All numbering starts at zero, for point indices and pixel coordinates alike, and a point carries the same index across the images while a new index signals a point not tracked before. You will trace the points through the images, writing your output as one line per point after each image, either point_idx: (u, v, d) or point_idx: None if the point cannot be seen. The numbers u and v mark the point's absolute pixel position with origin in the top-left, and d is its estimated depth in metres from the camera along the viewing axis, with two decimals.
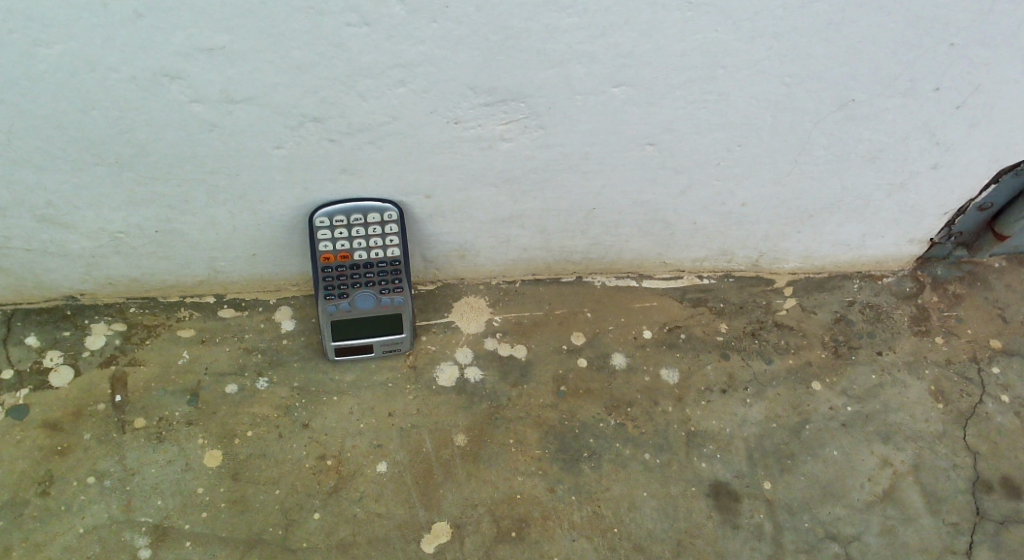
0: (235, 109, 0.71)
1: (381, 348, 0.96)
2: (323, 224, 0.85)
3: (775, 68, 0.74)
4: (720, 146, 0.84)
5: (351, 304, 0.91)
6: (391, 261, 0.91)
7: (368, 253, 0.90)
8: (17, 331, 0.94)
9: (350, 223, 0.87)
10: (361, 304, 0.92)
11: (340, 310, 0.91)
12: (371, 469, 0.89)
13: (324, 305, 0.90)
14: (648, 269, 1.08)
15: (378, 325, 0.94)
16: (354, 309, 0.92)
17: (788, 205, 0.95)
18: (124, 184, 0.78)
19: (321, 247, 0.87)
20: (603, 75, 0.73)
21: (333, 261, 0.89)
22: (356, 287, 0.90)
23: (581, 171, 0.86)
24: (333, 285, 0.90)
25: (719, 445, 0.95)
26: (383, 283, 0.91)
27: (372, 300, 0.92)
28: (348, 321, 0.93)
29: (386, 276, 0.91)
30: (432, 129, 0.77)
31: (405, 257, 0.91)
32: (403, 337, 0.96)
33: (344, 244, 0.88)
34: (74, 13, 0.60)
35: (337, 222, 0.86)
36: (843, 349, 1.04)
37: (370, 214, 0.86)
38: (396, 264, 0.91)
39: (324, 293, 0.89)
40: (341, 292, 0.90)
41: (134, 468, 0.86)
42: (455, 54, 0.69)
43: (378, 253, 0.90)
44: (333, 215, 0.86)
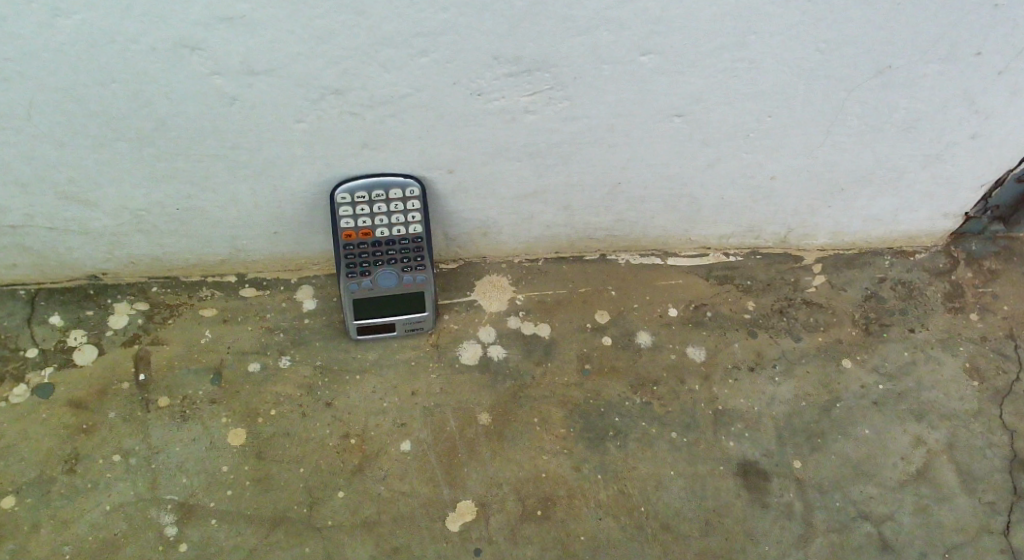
0: (255, 81, 0.70)
1: (404, 327, 0.95)
2: (344, 200, 0.85)
3: (809, 34, 0.71)
4: (750, 117, 0.82)
5: (373, 283, 0.90)
6: (413, 238, 0.90)
7: (390, 230, 0.88)
8: (42, 311, 0.94)
9: (371, 199, 0.86)
10: (383, 283, 0.90)
11: (362, 288, 0.90)
12: (394, 448, 0.88)
13: (345, 284, 0.89)
14: (674, 247, 1.06)
15: (400, 304, 0.93)
16: (376, 288, 0.91)
17: (818, 178, 0.93)
18: (144, 159, 0.77)
19: (343, 224, 0.86)
20: (629, 43, 0.71)
21: (354, 238, 0.87)
22: (378, 264, 0.89)
23: (607, 145, 0.84)
24: (355, 263, 0.88)
25: (748, 423, 0.93)
26: (405, 260, 0.90)
27: (394, 278, 0.91)
28: (370, 300, 0.92)
29: (408, 254, 0.90)
30: (456, 101, 0.75)
31: (428, 234, 0.90)
32: (426, 316, 0.95)
33: (365, 220, 0.86)
34: None
35: (359, 198, 0.85)
36: (874, 326, 1.01)
37: (392, 190, 0.85)
38: (419, 242, 0.90)
39: (346, 271, 0.88)
40: (363, 270, 0.89)
41: (158, 446, 0.86)
42: (479, 21, 0.67)
43: (400, 230, 0.89)
44: (354, 191, 0.85)
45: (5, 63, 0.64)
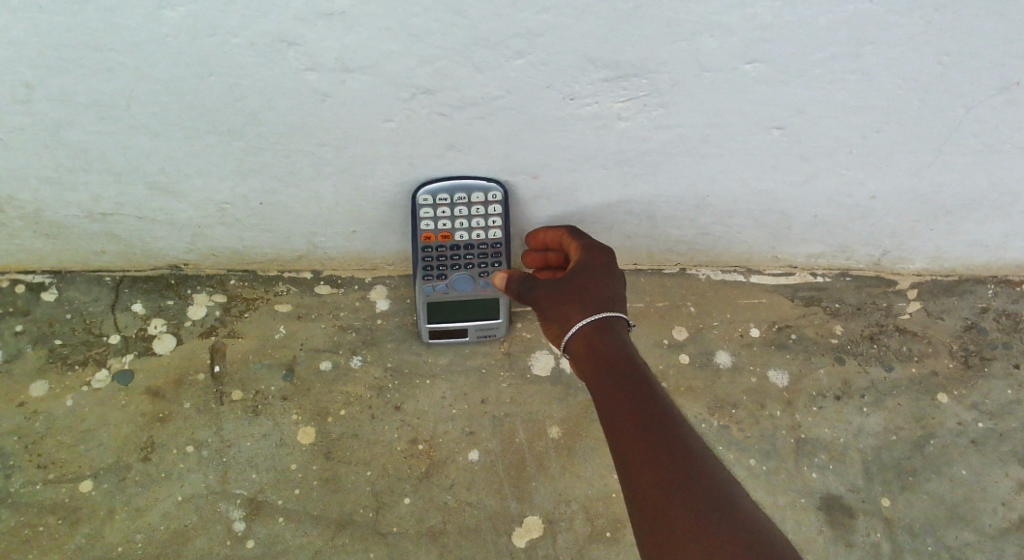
0: (348, 78, 0.68)
1: (476, 332, 0.93)
2: (426, 200, 0.84)
3: (932, 45, 0.66)
4: (855, 132, 0.77)
5: (449, 286, 0.90)
6: (492, 244, 0.89)
7: (469, 234, 0.88)
8: (125, 297, 0.95)
9: (453, 202, 0.85)
10: (458, 287, 0.90)
11: (437, 291, 0.90)
12: (462, 457, 0.87)
13: (422, 286, 0.89)
14: (758, 264, 1.01)
15: (475, 310, 0.92)
16: (451, 291, 0.90)
17: (923, 199, 0.87)
18: (234, 153, 0.77)
19: (423, 226, 0.86)
20: (735, 49, 0.66)
21: (433, 241, 0.87)
22: (455, 268, 0.89)
23: (698, 155, 0.80)
24: (432, 265, 0.88)
25: (832, 455, 0.89)
26: (483, 266, 0.90)
27: (470, 283, 0.90)
28: (444, 304, 0.91)
29: (486, 259, 0.90)
30: (547, 105, 0.72)
31: (508, 240, 0.88)
32: (499, 322, 0.92)
33: (445, 223, 0.86)
34: None
35: (441, 200, 0.84)
36: (974, 360, 0.96)
37: (474, 193, 0.84)
38: (498, 248, 0.89)
39: (422, 274, 0.89)
40: (440, 272, 0.89)
41: (230, 440, 0.87)
42: (580, 24, 0.62)
43: (479, 235, 0.88)
44: (436, 193, 0.84)
45: (109, 53, 0.64)
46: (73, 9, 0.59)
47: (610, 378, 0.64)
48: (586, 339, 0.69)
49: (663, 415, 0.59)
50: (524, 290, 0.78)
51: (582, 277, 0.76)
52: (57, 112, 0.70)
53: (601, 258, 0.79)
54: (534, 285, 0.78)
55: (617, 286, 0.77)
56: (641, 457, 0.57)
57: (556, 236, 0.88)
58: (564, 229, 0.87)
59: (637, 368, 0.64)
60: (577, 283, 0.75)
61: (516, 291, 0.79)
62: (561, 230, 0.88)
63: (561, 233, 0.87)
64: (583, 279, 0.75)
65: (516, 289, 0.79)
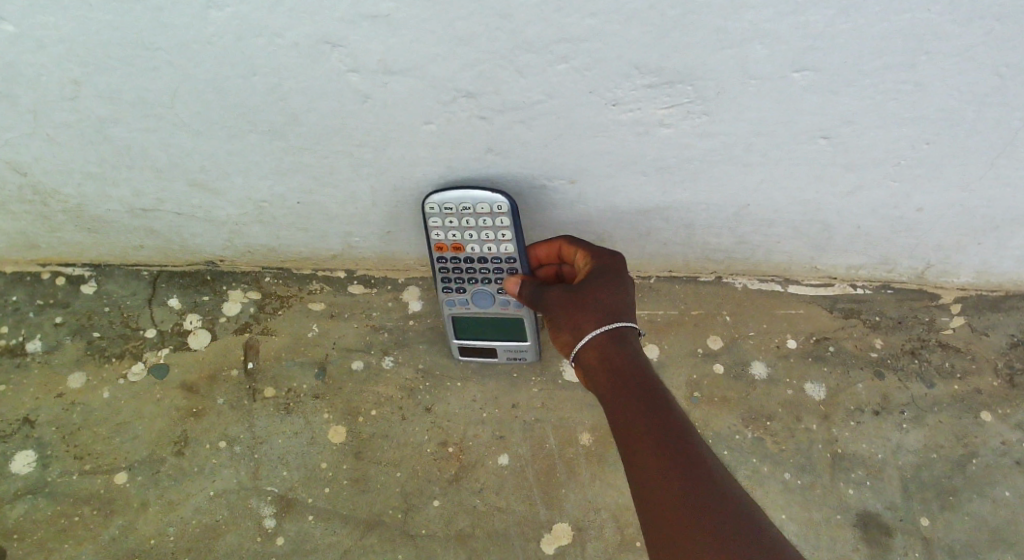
0: (390, 80, 0.67)
1: (505, 353, 0.91)
2: (433, 209, 0.80)
3: (991, 55, 0.64)
4: (905, 143, 0.75)
5: (468, 300, 0.88)
6: (507, 257, 0.84)
7: (481, 246, 0.84)
8: (162, 292, 0.98)
9: (461, 212, 0.80)
10: (477, 302, 0.88)
11: (458, 305, 0.89)
12: (492, 461, 0.86)
13: (442, 298, 0.89)
14: (797, 274, 0.99)
15: (500, 327, 0.90)
16: (471, 305, 0.88)
17: (971, 213, 0.85)
18: (273, 153, 0.77)
19: (433, 238, 0.83)
20: (785, 58, 0.64)
21: (446, 252, 0.85)
22: (472, 282, 0.87)
23: (742, 163, 0.78)
24: (449, 278, 0.87)
25: (870, 471, 0.86)
26: (498, 280, 0.86)
27: (489, 299, 0.87)
28: (466, 318, 0.90)
29: (501, 272, 0.85)
30: (589, 110, 0.71)
31: (522, 254, 0.83)
32: (527, 344, 0.90)
33: (455, 234, 0.83)
34: None
35: (448, 210, 0.80)
36: (1019, 378, 0.93)
37: (481, 205, 0.80)
38: (514, 261, 0.84)
39: (441, 286, 0.88)
40: (458, 286, 0.88)
41: (262, 437, 0.88)
42: (627, 30, 0.62)
43: (492, 248, 0.84)
44: (443, 202, 0.80)
45: (157, 53, 0.64)
46: (124, 8, 0.60)
47: (626, 392, 0.64)
48: (600, 348, 0.68)
49: (680, 431, 0.61)
50: (535, 296, 0.78)
51: (592, 283, 0.73)
52: (104, 109, 0.71)
53: (611, 261, 0.76)
54: (543, 292, 0.77)
55: (628, 291, 0.73)
56: (660, 476, 0.58)
57: (555, 245, 0.83)
58: (562, 240, 0.82)
59: (648, 379, 0.65)
60: (586, 288, 0.72)
61: (527, 297, 0.79)
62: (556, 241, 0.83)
63: (560, 243, 0.82)
64: (593, 284, 0.73)
65: (529, 295, 0.79)
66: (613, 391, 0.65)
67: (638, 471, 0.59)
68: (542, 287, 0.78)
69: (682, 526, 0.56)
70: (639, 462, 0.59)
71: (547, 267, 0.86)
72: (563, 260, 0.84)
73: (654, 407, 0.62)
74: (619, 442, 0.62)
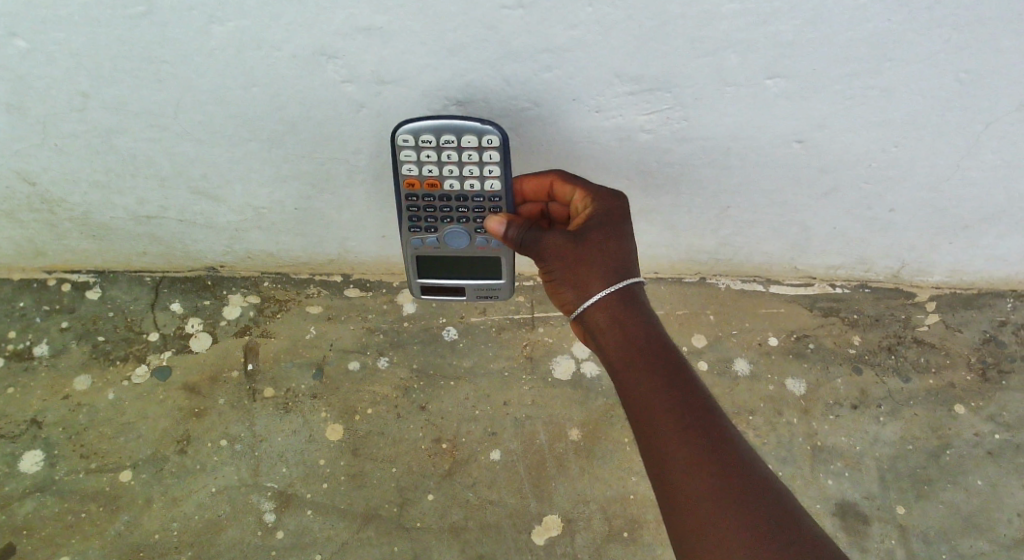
0: (384, 90, 0.70)
1: (475, 293, 0.88)
2: (407, 142, 0.71)
3: (952, 62, 0.67)
4: (874, 146, 0.78)
5: (440, 241, 0.82)
6: (488, 196, 0.78)
7: (460, 184, 0.77)
8: (164, 297, 1.02)
9: (439, 144, 0.72)
10: (451, 243, 0.82)
11: (428, 245, 0.82)
12: (484, 456, 0.90)
13: (409, 237, 0.81)
14: (778, 274, 1.03)
15: (471, 265, 0.86)
16: (443, 246, 0.82)
17: (942, 214, 0.88)
18: (271, 160, 0.81)
19: (406, 172, 0.74)
20: (758, 66, 0.67)
21: (419, 189, 0.76)
22: (446, 222, 0.80)
23: (721, 167, 0.82)
24: (420, 217, 0.79)
25: (848, 462, 0.90)
26: (477, 220, 0.80)
27: (465, 239, 0.82)
28: (435, 257, 0.84)
29: (481, 211, 0.79)
30: (573, 117, 0.74)
31: (507, 192, 0.77)
32: (501, 284, 0.87)
33: (431, 169, 0.74)
34: None
35: (424, 142, 0.71)
36: (992, 372, 0.98)
37: (464, 136, 0.71)
38: (494, 200, 0.78)
39: (410, 227, 0.80)
40: (429, 225, 0.80)
41: (262, 435, 0.91)
42: (607, 40, 0.64)
43: (473, 185, 0.77)
44: (420, 132, 0.71)
45: (162, 65, 0.67)
46: (131, 23, 0.63)
47: (645, 365, 0.63)
48: (610, 312, 0.67)
49: (702, 408, 0.61)
50: (529, 241, 0.72)
51: (597, 234, 0.68)
52: (110, 120, 0.74)
53: (613, 205, 0.71)
54: (538, 240, 0.71)
55: (631, 244, 0.70)
56: (683, 454, 0.59)
57: (545, 180, 0.76)
58: (553, 175, 0.75)
59: (667, 353, 0.64)
60: (591, 242, 0.68)
61: (517, 240, 0.73)
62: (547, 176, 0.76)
63: (551, 179, 0.75)
64: (598, 237, 0.68)
65: (517, 237, 0.73)
66: (628, 361, 0.64)
67: (661, 448, 0.60)
68: (535, 229, 0.72)
69: (705, 507, 0.57)
70: (663, 440, 0.59)
71: (531, 203, 0.80)
72: (551, 197, 0.78)
73: (672, 381, 0.62)
74: (635, 413, 0.62)
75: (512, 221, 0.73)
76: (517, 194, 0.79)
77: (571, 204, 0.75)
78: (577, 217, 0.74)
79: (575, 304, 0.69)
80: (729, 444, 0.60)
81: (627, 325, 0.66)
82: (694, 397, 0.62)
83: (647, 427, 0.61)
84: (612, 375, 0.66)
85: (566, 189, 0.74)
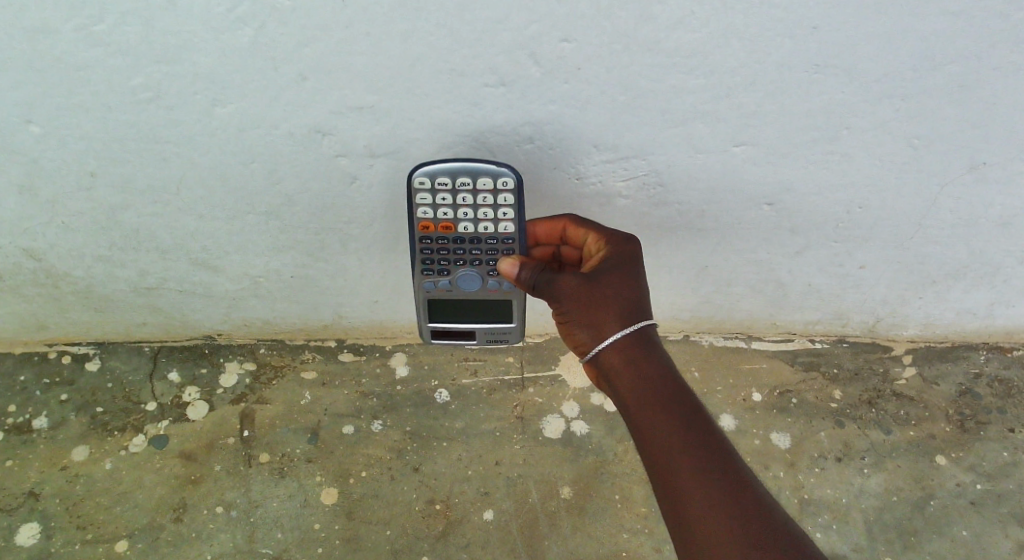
0: (376, 162, 0.73)
1: (485, 336, 0.87)
2: (422, 184, 0.71)
3: (903, 130, 0.70)
4: (840, 207, 0.81)
5: (452, 284, 0.81)
6: (502, 238, 0.77)
7: (475, 226, 0.76)
8: (161, 367, 1.04)
9: (455, 187, 0.72)
10: (463, 286, 0.81)
11: (439, 288, 0.82)
12: (478, 516, 0.92)
13: (421, 280, 0.80)
14: (758, 331, 1.07)
15: (482, 308, 0.85)
16: (455, 289, 0.82)
17: (911, 270, 0.92)
18: (269, 231, 0.84)
19: (421, 215, 0.74)
20: (725, 135, 0.70)
21: (433, 231, 0.76)
22: (459, 265, 0.79)
23: (697, 229, 0.86)
24: (433, 260, 0.79)
25: (835, 515, 0.94)
26: (490, 263, 0.79)
27: (478, 282, 0.81)
28: (446, 300, 0.83)
29: (494, 254, 0.79)
30: (555, 183, 0.78)
31: (521, 234, 0.76)
32: (511, 327, 0.86)
33: (446, 212, 0.74)
34: (248, 78, 0.63)
35: (440, 185, 0.71)
36: (969, 424, 1.02)
37: (480, 179, 0.71)
38: (508, 242, 0.78)
39: (422, 269, 0.79)
40: (441, 268, 0.80)
41: (258, 501, 0.93)
42: (584, 112, 0.67)
43: (487, 227, 0.77)
44: (435, 175, 0.71)
45: (165, 145, 0.71)
46: (135, 108, 0.66)
47: (663, 407, 0.64)
48: (627, 354, 0.66)
49: (718, 450, 0.62)
50: (541, 283, 0.73)
51: (611, 276, 0.69)
52: (115, 198, 0.78)
53: (627, 247, 0.72)
54: (552, 282, 0.72)
55: (645, 284, 0.70)
56: (702, 499, 0.60)
57: (559, 224, 0.77)
58: (567, 219, 0.76)
59: (683, 394, 0.65)
60: (605, 285, 0.69)
61: (529, 282, 0.74)
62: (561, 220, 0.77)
63: (565, 222, 0.76)
64: (612, 279, 0.69)
65: (530, 279, 0.74)
66: (644, 403, 0.64)
67: (680, 493, 0.61)
68: (547, 272, 0.73)
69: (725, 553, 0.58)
70: (683, 485, 0.60)
71: (543, 246, 0.80)
72: (564, 240, 0.78)
73: (689, 423, 0.63)
74: (652, 454, 0.63)
75: (524, 264, 0.74)
76: (531, 237, 0.80)
77: (585, 247, 0.76)
78: (591, 259, 0.75)
79: (589, 344, 0.69)
80: (746, 485, 0.61)
81: (643, 367, 0.66)
82: (712, 440, 0.62)
83: (666, 471, 0.62)
84: (627, 415, 0.66)
85: (580, 233, 0.75)
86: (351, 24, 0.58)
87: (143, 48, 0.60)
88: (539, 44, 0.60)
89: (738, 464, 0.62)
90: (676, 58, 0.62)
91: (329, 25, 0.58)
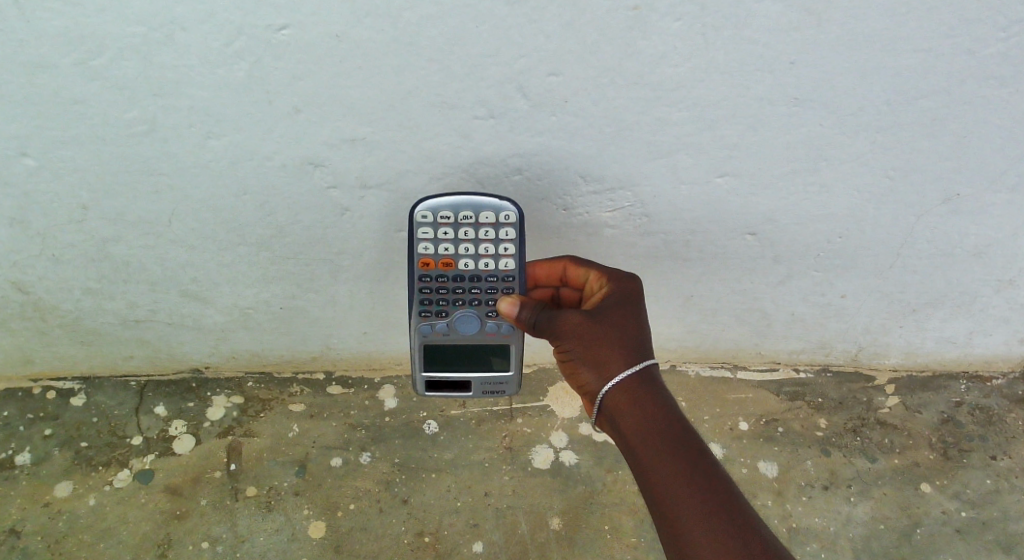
0: (367, 193, 0.75)
1: (481, 386, 0.85)
2: (426, 219, 0.73)
3: (880, 161, 0.73)
4: (820, 238, 0.84)
5: (449, 326, 0.81)
6: (502, 275, 0.79)
7: (475, 262, 0.78)
8: (148, 400, 1.04)
9: (457, 221, 0.74)
10: (460, 328, 0.81)
11: (436, 332, 0.81)
12: (467, 548, 0.91)
13: (418, 322, 0.80)
14: (744, 361, 1.08)
15: (479, 356, 0.84)
16: (452, 332, 0.81)
17: (891, 299, 0.94)
18: (259, 263, 0.85)
19: (422, 251, 0.76)
20: (708, 167, 0.73)
21: (433, 268, 0.77)
22: (457, 306, 0.80)
23: (682, 258, 0.88)
24: (431, 300, 0.79)
25: (823, 543, 0.94)
26: (489, 303, 0.80)
27: (475, 324, 0.81)
28: (442, 345, 0.83)
29: (493, 293, 0.80)
30: (543, 213, 0.79)
31: (521, 272, 0.78)
32: (509, 377, 0.85)
33: (447, 248, 0.76)
34: (244, 110, 0.64)
35: (442, 218, 0.74)
36: (952, 452, 1.03)
37: (483, 213, 0.74)
38: (509, 280, 0.79)
39: (420, 311, 0.79)
40: (439, 309, 0.80)
41: (244, 535, 0.92)
42: (570, 144, 0.69)
43: (487, 264, 0.78)
44: (438, 209, 0.73)
45: (160, 177, 0.72)
46: (131, 140, 0.67)
47: (667, 449, 0.64)
48: (631, 395, 0.67)
49: (723, 492, 0.62)
50: (542, 321, 0.74)
51: (613, 316, 0.70)
52: (106, 229, 0.79)
53: (628, 286, 0.74)
54: (554, 319, 0.72)
55: (645, 322, 0.71)
56: (705, 542, 0.60)
57: (558, 265, 0.79)
58: (567, 260, 0.78)
59: (689, 436, 0.65)
60: (608, 325, 0.70)
61: (530, 321, 0.74)
62: (561, 261, 0.79)
63: (564, 263, 0.78)
64: (615, 318, 0.70)
65: (531, 318, 0.74)
66: (647, 444, 0.65)
67: (682, 536, 0.61)
68: (549, 310, 0.74)
69: None
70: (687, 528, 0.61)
71: (543, 287, 0.82)
72: (563, 281, 0.80)
73: (693, 466, 0.63)
74: (656, 496, 0.63)
75: (525, 303, 0.75)
76: (530, 279, 0.81)
77: (585, 286, 0.78)
78: (592, 297, 0.77)
79: (594, 384, 0.69)
80: (751, 529, 0.61)
81: (647, 407, 0.67)
82: (716, 481, 0.63)
83: (670, 513, 0.62)
84: (631, 456, 0.67)
85: (580, 273, 0.77)
86: (344, 58, 0.60)
87: (139, 82, 0.61)
88: (527, 77, 0.62)
89: (744, 507, 0.62)
90: (661, 90, 0.64)
91: (324, 59, 0.60)
